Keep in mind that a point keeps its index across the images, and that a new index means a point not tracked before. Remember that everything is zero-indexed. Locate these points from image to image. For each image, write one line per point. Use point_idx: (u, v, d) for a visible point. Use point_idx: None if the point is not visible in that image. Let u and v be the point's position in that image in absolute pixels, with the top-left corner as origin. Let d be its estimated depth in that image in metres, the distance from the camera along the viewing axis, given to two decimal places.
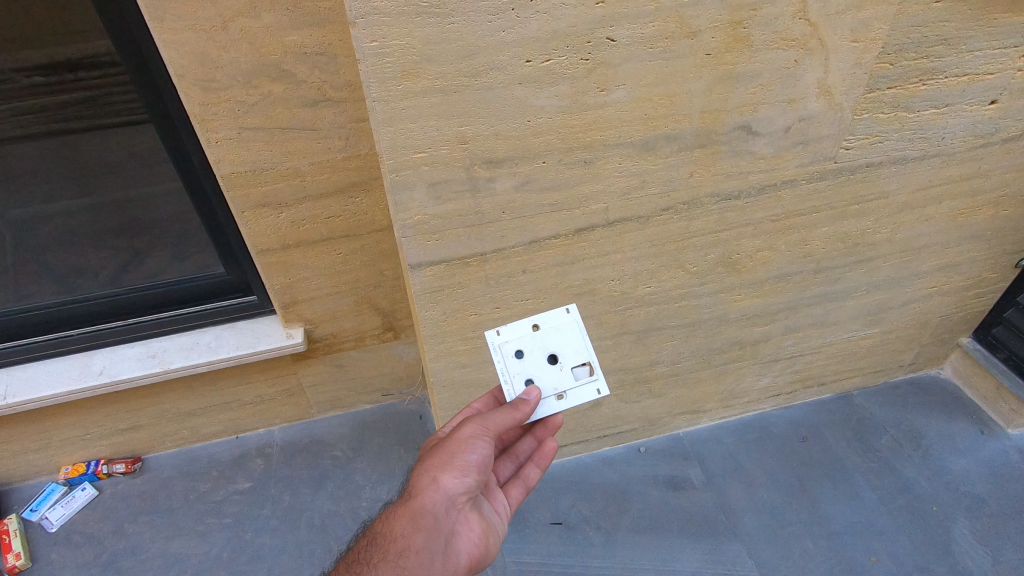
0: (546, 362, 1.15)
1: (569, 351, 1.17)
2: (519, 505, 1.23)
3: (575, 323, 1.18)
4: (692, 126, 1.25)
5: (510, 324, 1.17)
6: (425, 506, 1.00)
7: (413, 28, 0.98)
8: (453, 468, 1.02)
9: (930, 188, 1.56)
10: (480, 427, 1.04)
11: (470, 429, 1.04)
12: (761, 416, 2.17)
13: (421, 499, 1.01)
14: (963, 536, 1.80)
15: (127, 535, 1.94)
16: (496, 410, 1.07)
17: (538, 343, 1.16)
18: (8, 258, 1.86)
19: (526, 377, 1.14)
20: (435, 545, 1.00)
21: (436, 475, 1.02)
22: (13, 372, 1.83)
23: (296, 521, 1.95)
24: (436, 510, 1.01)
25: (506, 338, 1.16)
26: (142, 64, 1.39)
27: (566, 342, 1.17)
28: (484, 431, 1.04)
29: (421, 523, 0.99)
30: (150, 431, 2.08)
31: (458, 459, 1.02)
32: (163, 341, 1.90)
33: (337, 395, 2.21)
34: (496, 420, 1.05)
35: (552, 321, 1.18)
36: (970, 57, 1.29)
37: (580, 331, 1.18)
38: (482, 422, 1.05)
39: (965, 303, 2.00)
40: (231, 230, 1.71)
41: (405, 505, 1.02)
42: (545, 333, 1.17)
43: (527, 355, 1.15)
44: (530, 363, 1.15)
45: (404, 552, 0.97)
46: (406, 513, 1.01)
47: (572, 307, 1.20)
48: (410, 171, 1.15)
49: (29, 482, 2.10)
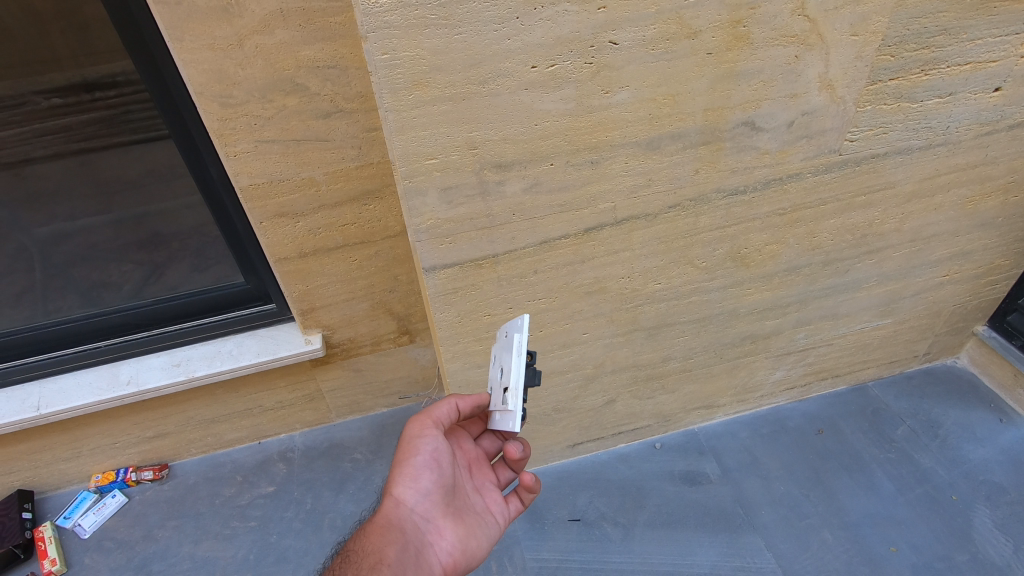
0: (495, 376, 1.15)
1: (505, 372, 1.09)
2: (517, 510, 1.32)
3: (517, 340, 1.06)
4: (696, 124, 1.27)
5: (499, 333, 1.23)
6: (390, 520, 1.14)
7: (422, 39, 1.01)
8: (406, 477, 1.19)
9: (937, 177, 1.56)
10: (423, 421, 1.23)
11: (411, 434, 1.23)
12: (775, 410, 2.18)
13: (386, 515, 1.15)
14: (984, 525, 1.79)
15: (157, 540, 1.99)
16: (431, 407, 1.25)
17: (499, 353, 1.17)
18: (37, 274, 1.93)
19: (490, 387, 1.20)
20: (407, 554, 1.10)
21: (393, 489, 1.18)
22: (46, 384, 1.90)
23: (319, 522, 1.99)
24: (402, 522, 1.14)
25: (496, 345, 1.24)
26: (163, 86, 1.45)
27: (507, 360, 1.09)
28: (422, 429, 1.22)
29: (390, 536, 1.11)
30: (175, 438, 2.14)
31: (407, 467, 1.19)
32: (187, 350, 1.96)
33: (355, 399, 2.26)
34: (430, 414, 1.24)
35: (511, 333, 1.12)
36: (971, 46, 1.30)
37: (514, 351, 1.06)
38: (420, 423, 1.23)
39: (978, 291, 1.99)
40: (250, 240, 1.77)
41: (374, 524, 1.14)
42: (504, 347, 1.14)
43: (494, 363, 1.19)
44: (494, 373, 1.19)
45: (378, 565, 1.05)
46: (376, 531, 1.12)
47: (523, 319, 1.07)
48: (423, 177, 1.19)
49: (61, 491, 2.17)
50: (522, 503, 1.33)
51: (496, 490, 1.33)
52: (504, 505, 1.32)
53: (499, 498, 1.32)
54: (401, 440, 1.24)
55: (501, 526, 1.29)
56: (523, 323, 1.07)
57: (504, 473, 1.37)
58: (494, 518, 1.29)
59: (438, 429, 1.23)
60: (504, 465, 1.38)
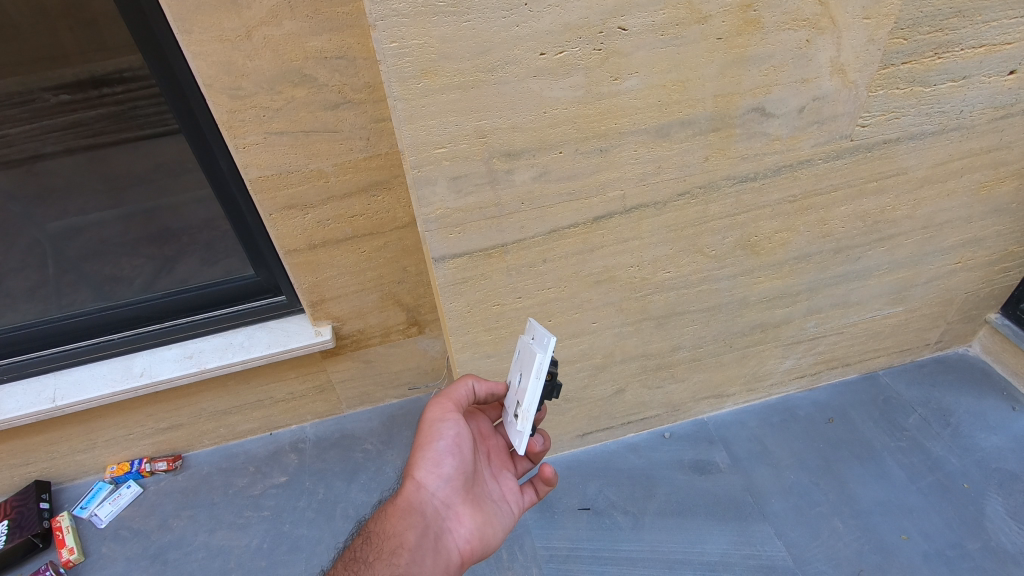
0: (515, 377, 1.19)
1: (523, 385, 1.11)
2: (533, 499, 1.33)
3: (538, 361, 1.06)
4: (706, 110, 1.26)
5: (529, 326, 1.20)
6: (411, 504, 1.16)
7: (430, 27, 1.01)
8: (427, 460, 1.19)
9: (950, 162, 1.55)
10: (445, 404, 1.23)
11: (433, 417, 1.22)
12: (785, 399, 2.18)
13: (407, 498, 1.17)
14: (997, 514, 1.79)
15: (172, 529, 2.02)
16: (453, 388, 1.25)
17: (523, 353, 1.18)
18: (50, 268, 1.95)
19: (509, 378, 1.24)
20: (426, 539, 1.13)
21: (414, 472, 1.19)
22: (60, 376, 1.92)
23: (331, 512, 2.01)
24: (422, 507, 1.16)
25: (523, 335, 1.23)
26: (171, 77, 1.46)
27: (527, 374, 1.10)
28: (444, 413, 1.22)
29: (410, 520, 1.14)
30: (188, 429, 2.17)
31: (429, 451, 1.20)
32: (199, 342, 1.98)
33: (365, 390, 2.27)
34: (450, 395, 1.24)
35: (539, 343, 1.10)
36: (986, 28, 1.28)
37: (534, 373, 1.06)
38: (441, 406, 1.24)
39: (991, 278, 1.98)
40: (260, 234, 1.78)
41: (395, 507, 1.17)
42: (529, 352, 1.14)
43: (516, 360, 1.22)
44: (514, 368, 1.23)
45: (398, 549, 1.10)
46: (397, 514, 1.15)
47: (547, 341, 1.05)
48: (432, 167, 1.19)
49: (77, 482, 2.20)
50: (538, 494, 1.33)
51: (513, 478, 1.33)
52: (521, 493, 1.32)
53: (516, 487, 1.32)
54: (422, 423, 1.24)
55: (518, 513, 1.30)
56: (547, 345, 1.05)
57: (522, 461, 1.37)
58: (511, 506, 1.29)
59: (459, 412, 1.23)
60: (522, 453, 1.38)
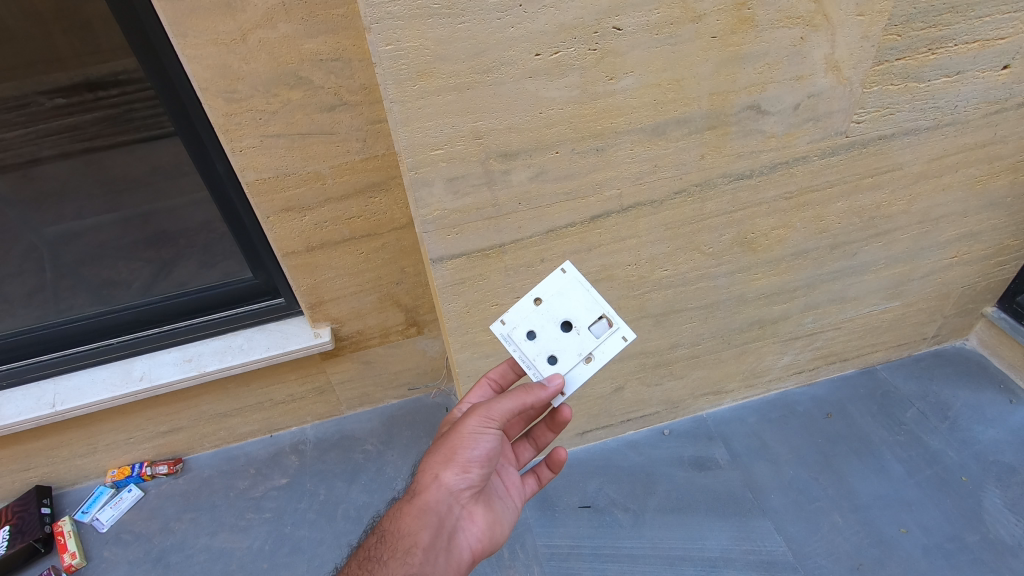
0: (563, 332, 1.11)
1: (582, 312, 1.12)
2: (532, 491, 1.35)
3: (578, 281, 1.13)
4: (701, 109, 1.27)
5: (512, 310, 1.13)
6: (430, 504, 1.10)
7: (425, 29, 1.01)
8: (455, 464, 1.11)
9: (946, 157, 1.55)
10: (489, 414, 1.10)
11: (473, 425, 1.10)
12: (784, 394, 2.18)
13: (426, 496, 1.11)
14: (995, 506, 1.80)
15: (174, 532, 2.03)
16: (503, 397, 1.11)
17: (545, 315, 1.12)
18: (48, 273, 1.95)
19: (555, 352, 1.10)
20: (439, 539, 1.11)
21: (439, 471, 1.11)
22: (60, 381, 1.92)
23: (332, 513, 2.02)
24: (440, 507, 1.11)
25: (517, 319, 1.13)
26: (168, 81, 1.45)
27: (574, 305, 1.13)
28: (486, 424, 1.10)
29: (427, 520, 1.09)
30: (188, 432, 2.17)
31: (460, 457, 1.10)
32: (198, 346, 1.98)
33: (365, 391, 2.28)
34: (501, 407, 1.10)
35: (552, 288, 1.13)
36: (979, 23, 1.29)
37: (586, 287, 1.13)
38: (484, 416, 1.10)
39: (987, 272, 1.98)
40: (258, 236, 1.78)
41: (411, 503, 1.11)
42: (550, 300, 1.13)
43: (542, 329, 1.12)
44: (548, 338, 1.11)
45: (412, 549, 1.07)
46: (412, 512, 1.10)
47: (568, 265, 1.13)
48: (429, 168, 1.19)
49: (78, 486, 2.20)
50: (538, 485, 1.36)
51: (517, 472, 1.32)
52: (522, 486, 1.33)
53: (519, 481, 1.33)
54: (457, 424, 1.11)
55: (519, 507, 1.31)
56: (570, 267, 1.14)
57: (524, 452, 1.37)
58: (515, 501, 1.29)
59: (500, 426, 1.12)
60: (527, 444, 1.36)
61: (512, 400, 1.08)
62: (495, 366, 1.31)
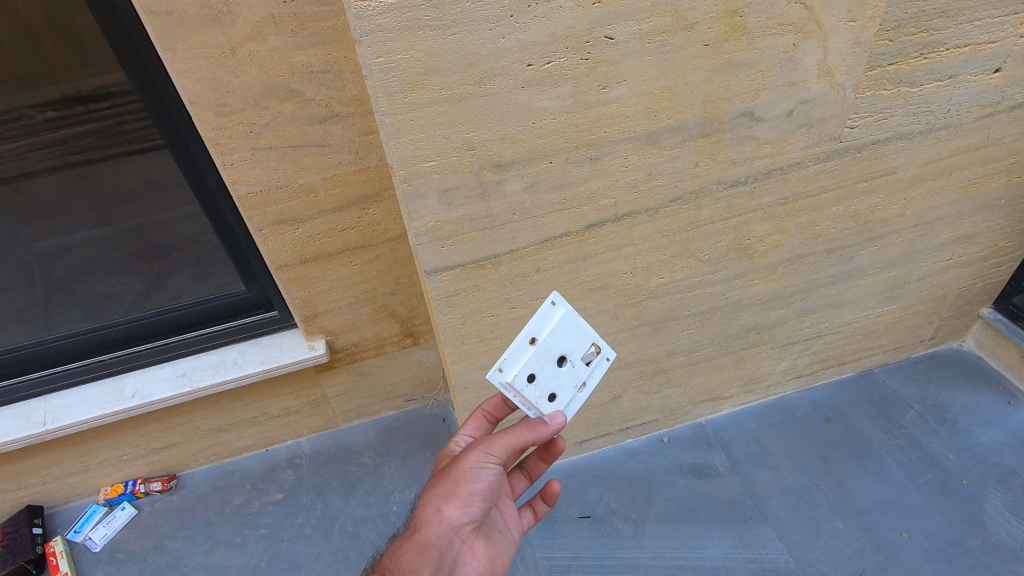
0: (560, 368, 1.07)
1: (574, 343, 1.08)
2: (528, 523, 1.34)
3: (569, 312, 1.07)
4: (695, 117, 1.26)
5: (509, 356, 1.03)
6: (431, 540, 1.06)
7: (416, 41, 1.00)
8: (459, 498, 1.08)
9: (940, 160, 1.55)
10: (491, 449, 1.09)
11: (475, 458, 1.09)
12: (783, 399, 2.17)
13: (428, 531, 1.07)
14: (997, 509, 1.79)
15: (168, 550, 2.00)
16: (505, 432, 1.10)
17: (542, 355, 1.05)
18: (38, 289, 1.93)
19: (554, 390, 1.06)
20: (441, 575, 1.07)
21: (441, 505, 1.08)
22: (50, 399, 1.89)
23: (330, 528, 1.99)
24: (442, 543, 1.07)
25: (515, 366, 1.03)
26: (157, 93, 1.44)
27: (567, 338, 1.07)
28: (489, 457, 1.09)
29: (429, 555, 1.06)
30: (183, 448, 2.14)
31: (463, 490, 1.08)
32: (191, 361, 1.95)
33: (361, 403, 2.25)
34: (503, 442, 1.09)
35: (543, 323, 1.05)
36: (970, 28, 1.29)
37: (575, 317, 1.08)
38: (485, 450, 1.09)
39: (982, 273, 1.98)
40: (251, 249, 1.76)
41: (412, 539, 1.07)
42: (543, 336, 1.05)
43: (540, 371, 1.05)
44: (547, 377, 1.06)
45: None
46: (413, 547, 1.06)
47: (559, 297, 1.05)
48: (422, 180, 1.18)
49: (71, 505, 2.17)
50: (534, 517, 1.35)
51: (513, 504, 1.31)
52: (519, 519, 1.32)
53: (515, 512, 1.31)
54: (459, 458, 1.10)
55: (517, 540, 1.29)
56: (560, 299, 1.06)
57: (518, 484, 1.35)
58: (513, 533, 1.28)
59: (503, 460, 1.10)
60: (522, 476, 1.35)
61: (513, 436, 1.08)
62: (489, 397, 1.28)
